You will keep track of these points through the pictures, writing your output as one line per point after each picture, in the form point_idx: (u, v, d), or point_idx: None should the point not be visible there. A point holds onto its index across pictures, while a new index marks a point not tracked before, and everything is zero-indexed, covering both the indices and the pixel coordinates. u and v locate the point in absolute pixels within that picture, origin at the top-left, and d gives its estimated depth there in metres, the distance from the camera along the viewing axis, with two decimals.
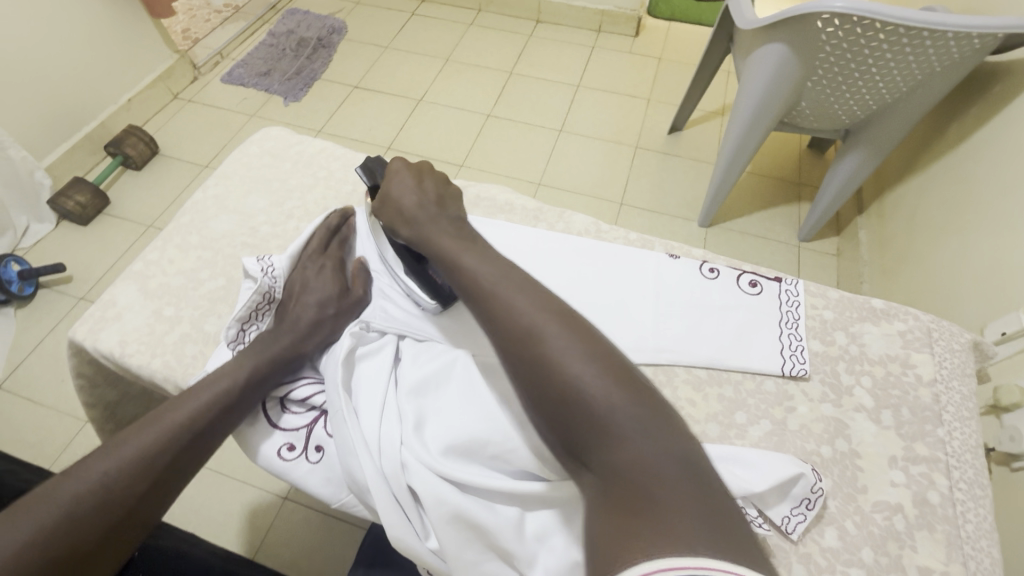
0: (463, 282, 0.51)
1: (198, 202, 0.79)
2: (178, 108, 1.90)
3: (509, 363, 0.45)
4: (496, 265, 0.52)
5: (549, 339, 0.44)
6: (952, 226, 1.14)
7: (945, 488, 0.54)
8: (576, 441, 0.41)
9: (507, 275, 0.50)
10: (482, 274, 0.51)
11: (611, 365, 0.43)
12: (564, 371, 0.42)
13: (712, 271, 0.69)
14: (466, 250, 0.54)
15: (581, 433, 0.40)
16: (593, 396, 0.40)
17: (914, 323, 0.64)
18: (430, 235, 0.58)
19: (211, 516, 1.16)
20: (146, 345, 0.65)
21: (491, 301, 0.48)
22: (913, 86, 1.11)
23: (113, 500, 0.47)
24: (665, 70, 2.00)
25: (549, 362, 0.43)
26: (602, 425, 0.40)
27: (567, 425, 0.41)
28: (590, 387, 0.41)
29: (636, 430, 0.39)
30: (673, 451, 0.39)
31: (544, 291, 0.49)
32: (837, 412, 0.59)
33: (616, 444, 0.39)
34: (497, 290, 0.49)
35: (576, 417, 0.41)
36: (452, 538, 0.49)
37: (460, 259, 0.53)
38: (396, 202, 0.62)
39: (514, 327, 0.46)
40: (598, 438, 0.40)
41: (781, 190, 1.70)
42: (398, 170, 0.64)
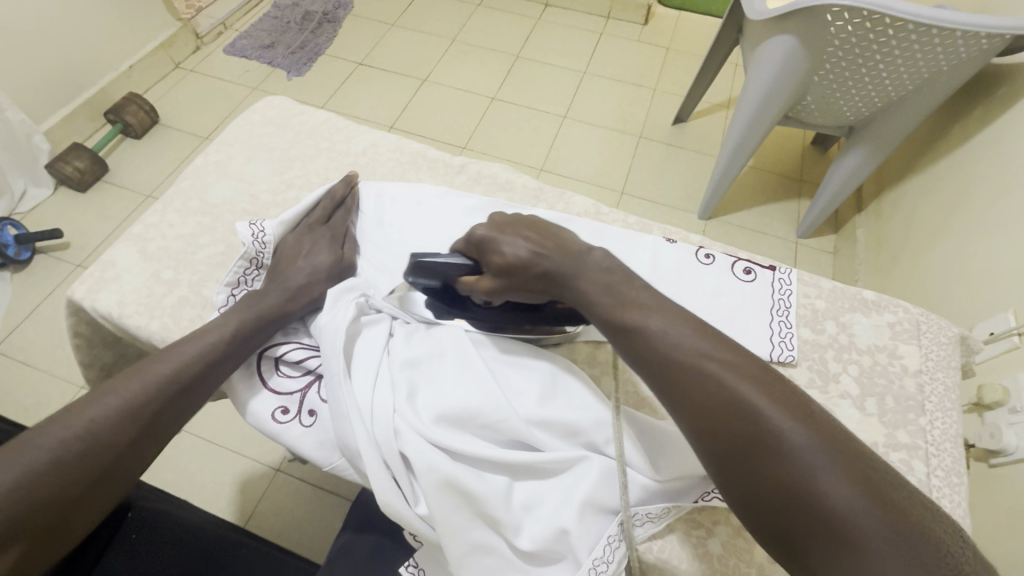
0: (632, 335, 0.46)
1: (199, 167, 0.79)
2: (179, 78, 1.88)
3: (710, 446, 0.40)
4: (672, 318, 0.45)
5: (780, 431, 0.38)
6: (948, 228, 1.15)
7: (923, 474, 0.55)
8: (805, 548, 0.36)
9: (703, 336, 0.43)
10: (666, 335, 0.44)
11: (842, 456, 0.37)
12: (790, 467, 0.37)
13: (707, 256, 0.69)
14: (639, 305, 0.47)
15: (812, 542, 0.35)
16: (833, 498, 0.35)
17: (904, 315, 0.65)
18: (597, 298, 0.49)
19: (204, 483, 1.18)
20: (145, 307, 0.66)
21: (678, 369, 0.42)
22: (919, 85, 1.11)
23: (100, 443, 0.47)
24: (673, 60, 1.99)
25: (769, 452, 0.38)
26: (843, 534, 0.34)
27: (796, 526, 0.36)
28: (830, 489, 0.35)
29: (889, 544, 0.33)
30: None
31: (745, 356, 0.42)
32: (822, 398, 0.60)
33: (859, 558, 0.34)
34: (681, 351, 0.43)
35: (810, 520, 0.35)
36: (443, 504, 0.50)
37: (636, 318, 0.46)
38: (523, 267, 0.53)
39: (723, 408, 0.40)
40: (839, 549, 0.34)
41: (782, 185, 1.70)
42: (494, 236, 0.55)
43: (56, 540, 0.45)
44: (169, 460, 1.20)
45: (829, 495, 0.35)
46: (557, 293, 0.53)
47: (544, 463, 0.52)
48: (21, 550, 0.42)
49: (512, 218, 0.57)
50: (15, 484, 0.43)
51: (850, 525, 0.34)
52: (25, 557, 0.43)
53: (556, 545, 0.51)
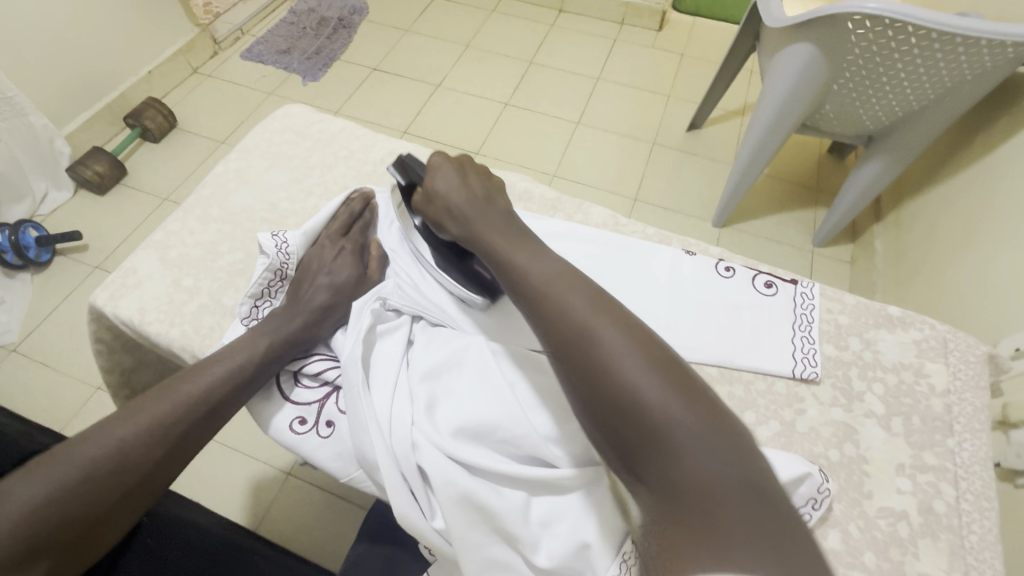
0: (509, 271, 0.50)
1: (219, 174, 0.80)
2: (197, 82, 1.90)
3: (564, 367, 0.43)
4: (545, 258, 0.50)
5: (604, 341, 0.41)
6: (970, 240, 1.14)
7: (952, 498, 0.54)
8: (634, 452, 0.38)
9: (558, 270, 0.48)
10: (537, 273, 0.48)
11: (669, 369, 0.40)
12: (625, 378, 0.39)
13: (727, 269, 0.68)
14: (516, 245, 0.52)
15: (638, 446, 0.38)
16: (658, 403, 0.38)
17: (930, 332, 0.64)
18: (479, 229, 0.55)
19: (216, 486, 1.18)
20: (166, 314, 0.66)
21: (545, 298, 0.46)
22: (940, 94, 1.09)
23: (130, 460, 0.48)
24: (687, 66, 1.98)
25: (605, 366, 0.40)
26: (661, 433, 0.37)
27: (625, 432, 0.38)
28: (648, 394, 0.38)
29: (702, 441, 0.36)
30: (748, 472, 0.36)
31: (597, 290, 0.46)
32: (847, 417, 0.59)
33: (673, 458, 0.36)
34: (546, 284, 0.47)
35: (638, 425, 0.38)
36: (460, 519, 0.50)
37: (509, 256, 0.51)
38: (442, 197, 0.60)
39: (564, 326, 0.43)
40: (659, 446, 0.37)
41: (798, 194, 1.69)
42: (441, 165, 0.62)
43: (79, 554, 0.46)
44: None
45: (655, 402, 0.38)
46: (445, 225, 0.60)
47: (564, 481, 0.51)
48: (47, 565, 0.44)
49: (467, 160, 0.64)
50: (45, 499, 0.44)
51: (660, 424, 0.37)
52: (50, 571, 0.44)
53: (574, 563, 0.50)
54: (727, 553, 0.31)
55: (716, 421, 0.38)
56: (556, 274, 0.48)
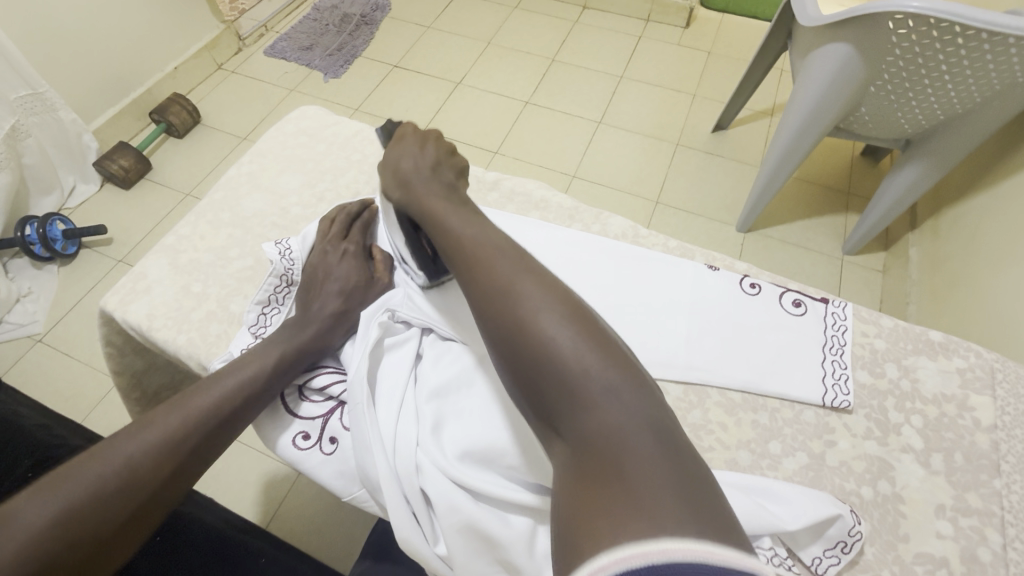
0: (443, 233, 0.49)
1: (232, 177, 0.79)
2: (221, 78, 1.91)
3: (485, 327, 0.42)
4: (474, 219, 0.49)
5: (525, 298, 0.40)
6: (1015, 253, 1.07)
7: (999, 546, 0.49)
8: (551, 408, 0.37)
9: (490, 233, 0.47)
10: (464, 232, 0.47)
11: (585, 324, 0.39)
12: (539, 334, 0.39)
13: (753, 286, 0.65)
14: (453, 209, 0.51)
15: (554, 403, 0.37)
16: (571, 361, 0.37)
17: (976, 361, 0.59)
18: (421, 195, 0.53)
19: (228, 483, 1.19)
20: (173, 321, 0.65)
21: (471, 258, 0.45)
22: (988, 98, 1.02)
23: (140, 477, 0.46)
24: (715, 64, 1.92)
25: (523, 325, 0.40)
26: (576, 387, 0.37)
27: (541, 389, 0.38)
28: (565, 349, 0.38)
29: (615, 396, 0.36)
30: (652, 420, 0.35)
31: (521, 251, 0.45)
32: (882, 451, 0.55)
33: (586, 409, 0.36)
34: (474, 243, 0.46)
35: (553, 381, 0.37)
36: (463, 546, 0.48)
37: (445, 219, 0.50)
38: (393, 164, 0.56)
39: (489, 286, 0.42)
40: (572, 400, 0.36)
41: (828, 199, 1.62)
42: (405, 134, 0.59)
43: None
44: None
45: (569, 358, 0.37)
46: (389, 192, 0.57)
47: None
48: None
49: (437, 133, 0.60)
50: (54, 519, 0.42)
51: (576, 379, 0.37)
52: None
53: None
54: (635, 508, 0.31)
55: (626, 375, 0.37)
56: (488, 237, 0.47)
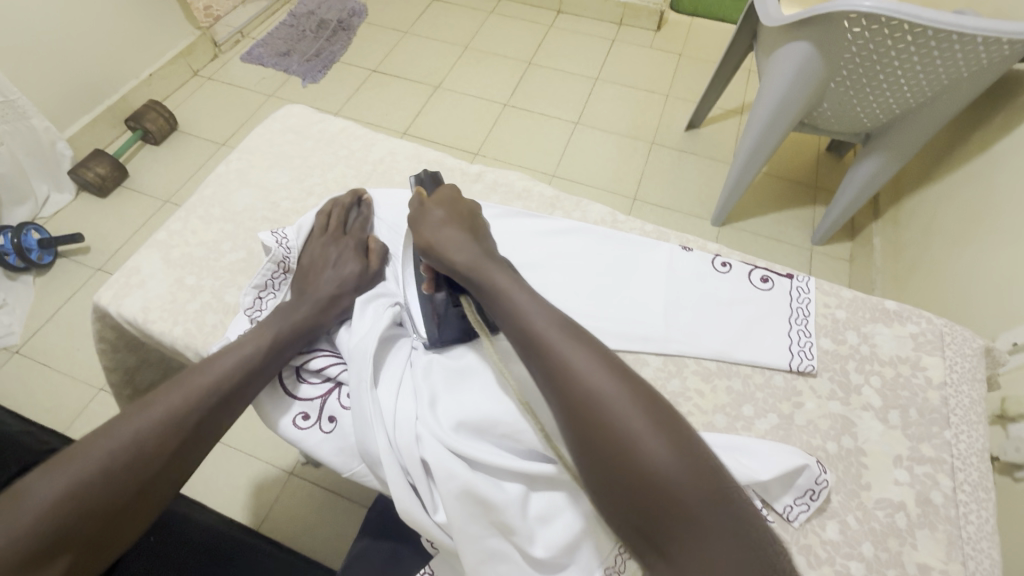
0: (523, 328, 0.50)
1: (221, 174, 0.81)
2: (198, 85, 1.91)
3: (580, 441, 0.44)
4: (550, 312, 0.51)
5: (620, 411, 0.43)
6: (966, 236, 1.15)
7: (949, 489, 0.54)
8: (656, 530, 0.40)
9: (566, 332, 0.49)
10: (541, 326, 0.50)
11: (681, 439, 0.43)
12: (643, 450, 0.42)
13: (724, 264, 0.69)
14: (529, 295, 0.53)
15: (665, 524, 0.40)
16: (677, 481, 0.40)
17: (927, 326, 0.64)
18: (487, 271, 0.56)
19: (219, 486, 1.19)
20: (169, 312, 0.67)
21: (562, 366, 0.47)
22: (937, 92, 1.10)
23: (145, 454, 0.48)
24: (685, 65, 1.99)
25: (625, 440, 0.42)
26: (682, 512, 0.40)
27: (651, 508, 0.40)
28: (664, 464, 0.41)
29: (723, 519, 0.39)
30: (754, 544, 0.39)
31: (605, 355, 0.48)
32: (845, 410, 0.59)
33: (698, 535, 0.39)
34: (559, 348, 0.48)
35: (659, 500, 0.40)
36: (462, 513, 0.50)
37: (521, 306, 0.52)
38: (437, 237, 0.60)
39: (581, 397, 0.45)
40: (685, 528, 0.39)
41: (796, 192, 1.69)
42: (434, 210, 0.63)
43: (101, 552, 0.46)
44: None
45: (677, 479, 0.40)
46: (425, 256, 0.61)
47: (563, 473, 0.51)
48: (68, 561, 0.44)
49: (464, 199, 0.66)
50: (62, 494, 0.44)
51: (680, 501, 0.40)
52: (73, 566, 0.44)
53: (571, 551, 0.51)
54: None
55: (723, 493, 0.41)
56: (564, 334, 0.49)
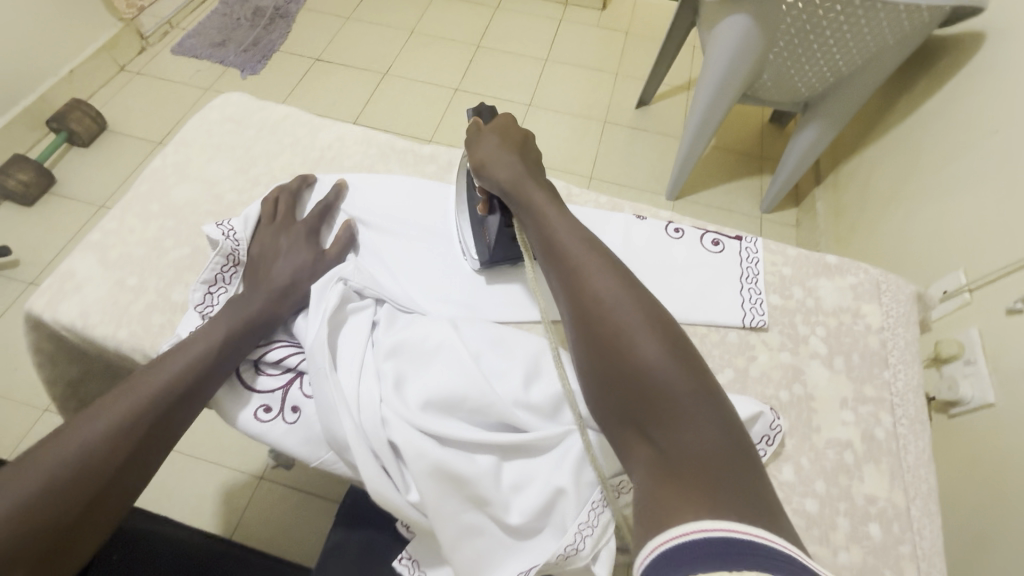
0: (548, 243, 0.54)
1: (157, 169, 0.77)
2: (126, 81, 1.79)
3: (582, 338, 0.48)
4: (574, 229, 0.54)
5: (620, 311, 0.46)
6: (899, 194, 1.22)
7: (890, 424, 0.58)
8: (638, 414, 0.43)
9: (581, 240, 0.52)
10: (561, 237, 0.53)
11: (674, 345, 0.44)
12: (637, 351, 0.44)
13: (677, 230, 0.71)
14: (554, 208, 0.57)
15: (647, 406, 0.42)
16: (665, 376, 0.42)
17: (864, 277, 0.68)
18: (527, 194, 0.58)
19: (184, 497, 1.15)
20: (111, 316, 0.63)
21: (576, 274, 0.50)
22: (867, 58, 1.15)
23: (98, 461, 0.46)
24: (633, 43, 2.01)
25: (621, 336, 0.45)
26: (661, 397, 0.42)
27: (636, 392, 0.43)
28: (652, 358, 0.43)
29: (703, 413, 0.41)
30: (728, 441, 0.40)
31: (617, 263, 0.50)
32: (794, 359, 0.63)
33: (674, 419, 0.41)
34: (575, 257, 0.51)
35: (645, 390, 0.43)
36: (435, 490, 0.50)
37: (546, 219, 0.56)
38: (489, 160, 0.62)
39: (587, 298, 0.48)
40: (663, 411, 0.41)
41: (743, 163, 1.75)
42: (488, 134, 0.65)
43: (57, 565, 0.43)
44: None
45: (665, 375, 0.42)
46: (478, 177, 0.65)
47: (532, 442, 0.52)
48: None
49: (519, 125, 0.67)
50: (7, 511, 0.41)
51: (664, 392, 0.42)
52: None
53: (545, 517, 0.52)
54: (698, 502, 0.36)
55: (710, 393, 0.43)
56: (580, 245, 0.52)
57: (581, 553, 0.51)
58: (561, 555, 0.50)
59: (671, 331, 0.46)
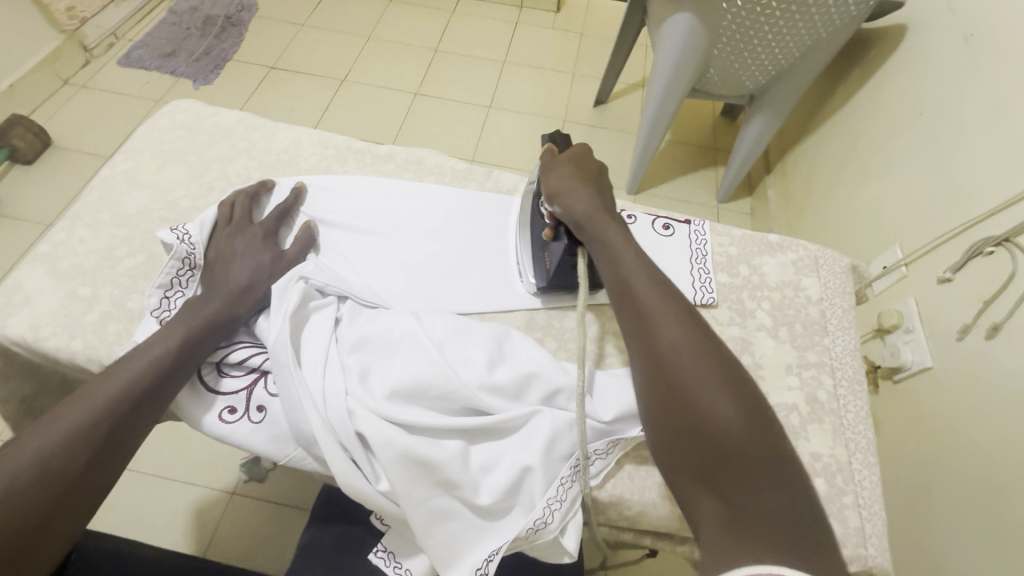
0: (620, 280, 0.55)
1: (106, 178, 0.75)
2: (71, 94, 1.73)
3: (650, 376, 0.49)
4: (647, 270, 0.55)
5: (688, 357, 0.48)
6: (840, 179, 1.29)
7: (831, 386, 0.63)
8: (703, 463, 0.44)
9: (655, 280, 0.54)
10: (635, 277, 0.55)
11: (743, 399, 0.46)
12: (705, 403, 0.45)
13: (629, 217, 0.74)
14: (630, 247, 0.58)
15: (712, 457, 0.44)
16: (733, 429, 0.44)
17: (804, 252, 0.73)
18: (603, 227, 0.59)
19: (153, 518, 1.11)
20: (64, 327, 0.62)
21: (647, 317, 0.51)
22: (803, 52, 1.23)
23: (56, 469, 0.45)
24: (588, 44, 2.06)
25: (692, 385, 0.47)
26: (730, 450, 0.44)
27: (703, 440, 0.45)
28: (719, 408, 0.45)
29: (770, 469, 0.43)
30: (794, 494, 0.42)
31: (689, 307, 0.52)
32: (742, 332, 0.67)
33: (742, 472, 0.43)
34: (648, 299, 0.52)
35: (712, 438, 0.44)
36: (404, 477, 0.51)
37: (619, 256, 0.57)
38: (563, 190, 0.64)
39: (656, 340, 0.50)
40: (731, 464, 0.43)
41: (698, 156, 1.82)
42: (559, 164, 0.67)
43: None
44: (111, 501, 1.12)
45: (733, 426, 0.44)
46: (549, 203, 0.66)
47: (496, 424, 0.54)
48: None
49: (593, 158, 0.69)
50: None
51: (731, 443, 0.44)
52: None
53: (512, 496, 0.54)
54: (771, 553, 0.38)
55: (777, 449, 0.45)
56: (653, 284, 0.54)
57: (549, 527, 0.53)
58: (530, 529, 0.52)
59: (741, 381, 0.48)
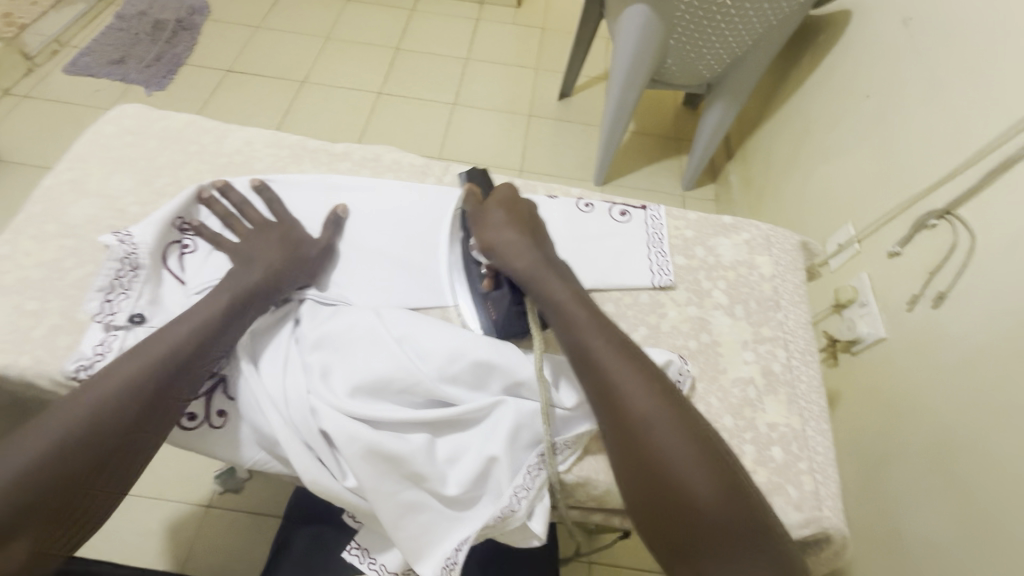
0: (577, 345, 0.54)
1: (50, 188, 0.73)
2: (13, 105, 1.66)
3: (623, 452, 0.49)
4: (608, 333, 0.54)
5: (658, 433, 0.48)
6: (795, 162, 1.33)
7: (785, 359, 0.65)
8: (683, 541, 0.45)
9: (615, 344, 0.53)
10: (594, 343, 0.53)
11: (716, 469, 0.47)
12: (681, 481, 0.46)
13: (587, 205, 0.75)
14: (581, 303, 0.56)
15: (690, 537, 0.45)
16: (709, 508, 0.45)
17: (756, 232, 0.75)
18: (545, 279, 0.59)
19: (123, 537, 1.08)
20: (11, 343, 0.60)
21: (611, 391, 0.51)
22: (755, 39, 1.26)
23: (55, 462, 0.45)
24: (548, 38, 2.07)
25: (665, 462, 0.47)
26: (709, 528, 0.44)
27: (679, 519, 0.45)
28: (695, 484, 0.45)
29: (747, 544, 0.44)
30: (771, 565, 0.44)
31: (653, 374, 0.52)
32: (700, 311, 0.68)
33: (719, 551, 0.44)
34: (612, 369, 0.51)
35: (686, 515, 0.45)
36: (370, 472, 0.51)
37: (575, 317, 0.56)
38: (500, 240, 0.63)
39: (626, 414, 0.49)
40: (711, 544, 0.44)
41: (661, 145, 1.85)
42: (490, 211, 0.66)
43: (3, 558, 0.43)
44: None
45: (707, 503, 0.45)
46: (487, 256, 0.65)
47: (461, 413, 0.55)
48: None
49: (522, 199, 0.69)
50: None
51: (707, 521, 0.44)
52: None
53: (481, 484, 0.54)
54: None
55: (751, 514, 0.46)
56: (613, 347, 0.53)
57: (517, 513, 0.53)
58: (498, 515, 0.52)
59: (712, 447, 0.48)
